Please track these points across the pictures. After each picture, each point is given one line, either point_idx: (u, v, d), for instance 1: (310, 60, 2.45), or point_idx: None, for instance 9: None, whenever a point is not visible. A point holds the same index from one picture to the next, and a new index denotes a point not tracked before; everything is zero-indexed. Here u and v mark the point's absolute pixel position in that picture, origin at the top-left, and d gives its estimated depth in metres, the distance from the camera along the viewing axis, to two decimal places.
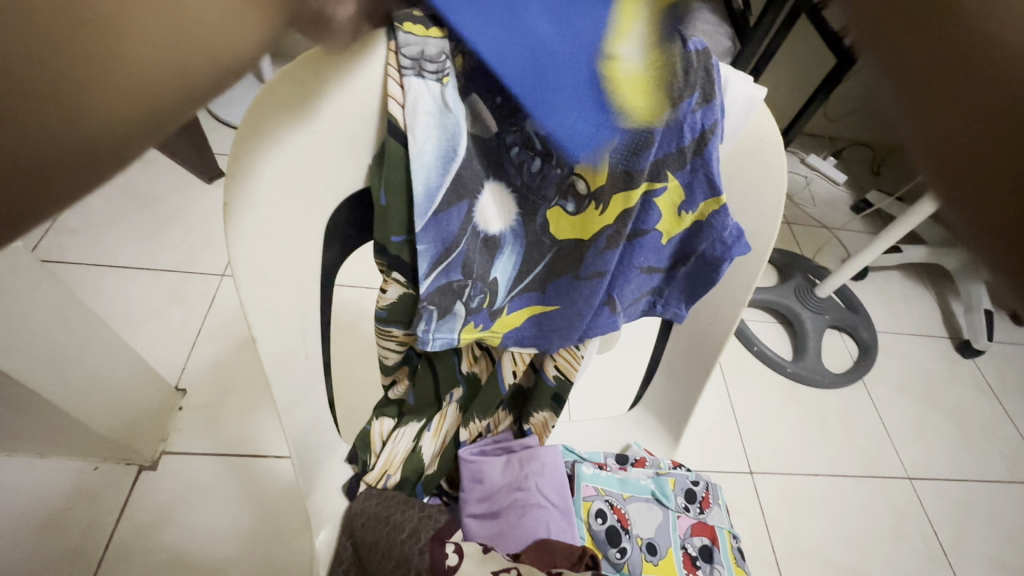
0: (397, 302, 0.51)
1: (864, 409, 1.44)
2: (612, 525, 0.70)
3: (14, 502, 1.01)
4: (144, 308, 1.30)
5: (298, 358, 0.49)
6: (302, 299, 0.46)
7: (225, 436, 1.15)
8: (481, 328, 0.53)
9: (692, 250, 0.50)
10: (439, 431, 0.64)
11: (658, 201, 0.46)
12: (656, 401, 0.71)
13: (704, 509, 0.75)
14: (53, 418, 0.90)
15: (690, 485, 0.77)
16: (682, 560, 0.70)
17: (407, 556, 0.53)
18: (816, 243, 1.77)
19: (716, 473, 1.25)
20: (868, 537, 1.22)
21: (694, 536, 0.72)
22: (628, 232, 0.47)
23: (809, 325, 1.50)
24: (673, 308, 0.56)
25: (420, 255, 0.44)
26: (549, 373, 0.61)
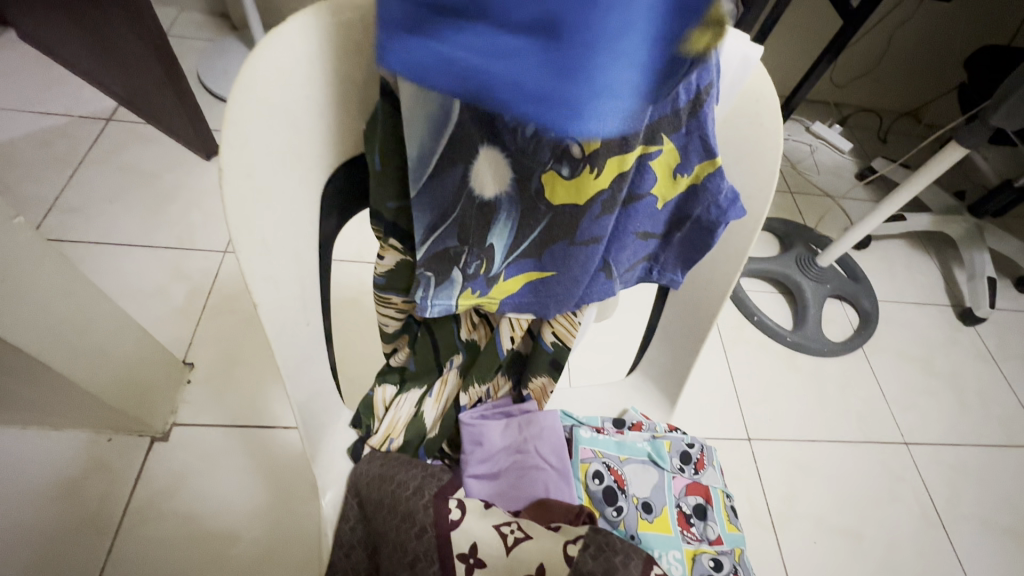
0: (395, 269, 0.52)
1: (862, 375, 1.46)
2: (609, 487, 0.72)
3: (32, 473, 1.05)
4: (149, 284, 1.31)
5: (300, 325, 0.50)
6: (302, 264, 0.47)
7: (233, 408, 1.18)
8: (478, 295, 0.54)
9: (687, 216, 0.50)
10: (440, 397, 0.66)
11: (653, 163, 0.45)
12: (653, 367, 0.73)
13: (698, 470, 0.78)
14: (65, 390, 0.92)
15: (685, 447, 0.79)
16: (676, 518, 0.72)
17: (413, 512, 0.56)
18: (819, 212, 1.76)
19: (715, 439, 1.28)
20: (862, 499, 1.25)
21: (687, 496, 0.75)
22: (623, 198, 0.48)
23: (809, 294, 1.50)
24: (669, 273, 0.57)
25: (415, 221, 0.46)
26: (547, 339, 0.62)
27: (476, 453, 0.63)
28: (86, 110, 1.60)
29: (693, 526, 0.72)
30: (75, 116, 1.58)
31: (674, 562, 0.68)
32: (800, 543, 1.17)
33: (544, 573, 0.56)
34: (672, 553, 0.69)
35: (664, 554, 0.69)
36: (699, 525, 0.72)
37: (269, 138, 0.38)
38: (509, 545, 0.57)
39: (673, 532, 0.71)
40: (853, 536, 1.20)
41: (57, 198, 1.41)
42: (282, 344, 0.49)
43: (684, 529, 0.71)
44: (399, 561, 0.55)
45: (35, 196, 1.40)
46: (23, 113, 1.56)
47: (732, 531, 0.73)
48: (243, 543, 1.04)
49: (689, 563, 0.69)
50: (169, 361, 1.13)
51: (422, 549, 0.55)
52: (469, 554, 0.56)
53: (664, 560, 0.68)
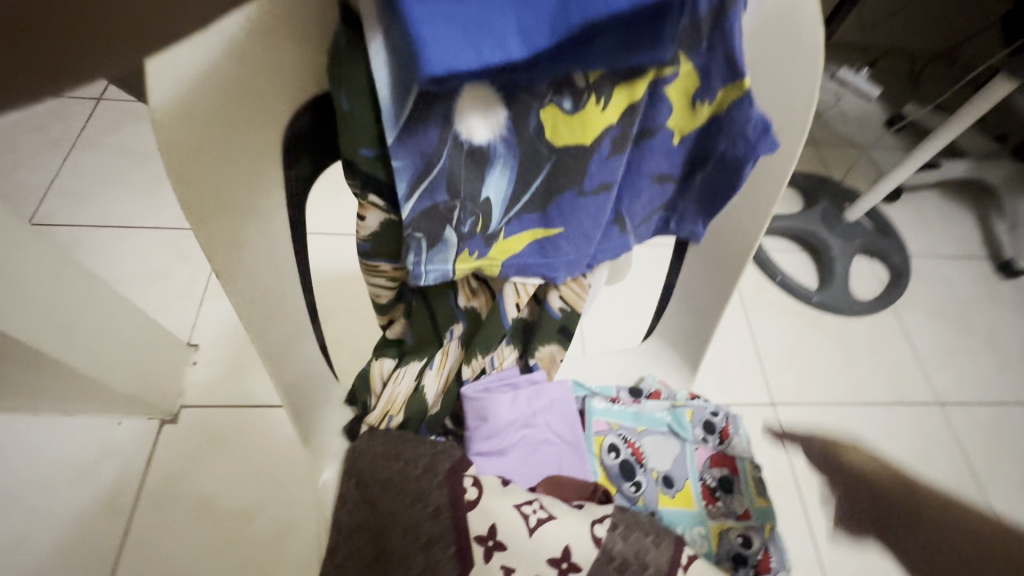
0: (381, 232, 0.45)
1: (893, 335, 1.38)
2: (626, 462, 0.68)
3: (47, 459, 1.04)
4: (149, 266, 1.28)
5: (278, 293, 0.45)
6: (271, 228, 0.41)
7: (241, 387, 1.16)
8: (477, 257, 0.47)
9: (709, 152, 0.43)
10: (442, 369, 0.60)
11: (669, 90, 0.39)
12: (673, 331, 0.66)
13: (724, 440, 0.73)
14: (67, 376, 0.90)
15: (709, 416, 0.74)
16: (700, 493, 0.68)
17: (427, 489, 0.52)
18: (846, 164, 1.64)
19: (736, 406, 1.22)
20: (893, 463, 1.20)
21: (713, 470, 0.70)
22: (636, 133, 0.41)
23: (837, 251, 1.41)
24: (688, 225, 0.50)
25: (396, 172, 0.38)
26: (554, 305, 0.56)
27: (485, 426, 0.58)
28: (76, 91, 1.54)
29: (718, 501, 0.68)
30: None
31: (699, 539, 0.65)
32: (828, 510, 1.13)
33: (569, 556, 0.51)
34: (696, 529, 0.66)
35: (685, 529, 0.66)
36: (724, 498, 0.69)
37: (210, 74, 0.31)
38: (532, 526, 0.52)
39: (696, 507, 0.67)
40: (884, 501, 1.15)
41: (53, 183, 1.37)
42: (259, 315, 0.44)
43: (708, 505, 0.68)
44: (410, 545, 0.50)
45: (31, 182, 1.37)
46: None
47: (762, 503, 0.69)
48: (257, 522, 1.03)
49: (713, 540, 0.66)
50: (173, 344, 1.11)
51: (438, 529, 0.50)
52: (489, 536, 0.51)
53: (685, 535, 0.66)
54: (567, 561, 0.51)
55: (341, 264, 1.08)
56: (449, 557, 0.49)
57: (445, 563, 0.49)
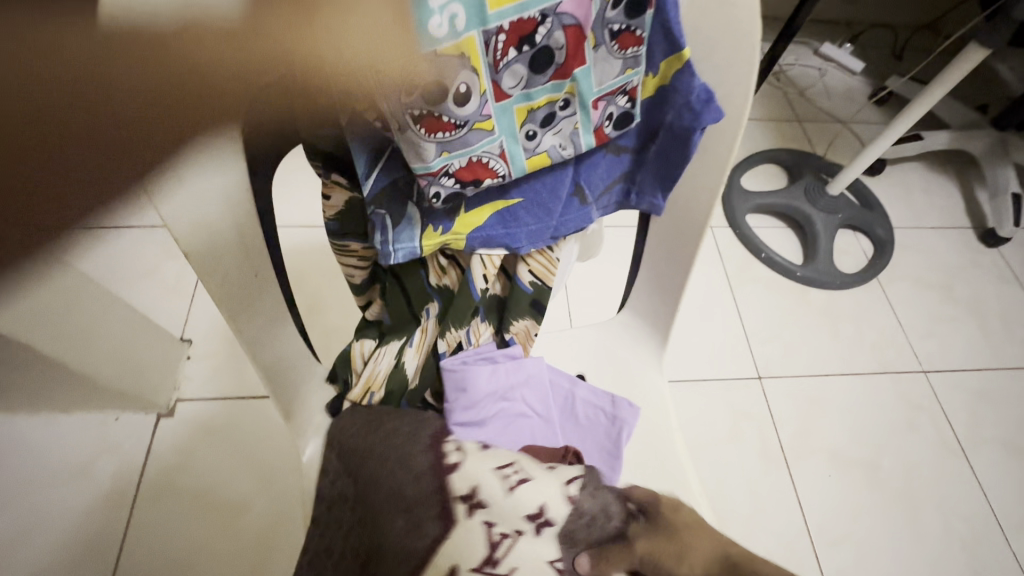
0: (348, 211, 0.46)
1: (878, 307, 1.40)
2: (624, 107, 0.42)
3: (34, 460, 0.99)
4: (140, 265, 1.23)
5: (245, 266, 0.45)
6: (238, 210, 0.42)
7: (237, 379, 1.12)
8: (442, 232, 0.46)
9: (659, 123, 0.45)
10: (421, 345, 0.60)
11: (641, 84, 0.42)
12: (642, 304, 0.67)
13: (446, 141, 0.38)
14: (58, 373, 0.88)
15: (483, 172, 0.41)
16: (497, 147, 0.40)
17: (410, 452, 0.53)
18: (828, 139, 1.66)
19: (723, 380, 1.25)
20: (877, 429, 1.23)
21: (451, 171, 0.40)
22: (617, 119, 0.43)
23: (820, 226, 1.43)
24: (648, 197, 0.50)
25: (354, 151, 0.40)
26: (524, 279, 0.58)
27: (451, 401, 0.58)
28: None
29: (374, 94, 0.34)
30: None
31: None
32: (813, 478, 1.16)
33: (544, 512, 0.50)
34: (436, 26, 0.31)
35: None
36: (425, 100, 0.35)
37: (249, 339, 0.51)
38: (512, 484, 0.51)
39: (514, 106, 0.39)
40: (869, 466, 1.18)
41: None
42: (234, 283, 0.45)
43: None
44: (391, 507, 0.49)
45: None
46: None
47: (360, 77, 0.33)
48: (254, 511, 1.01)
49: None
50: (165, 338, 1.07)
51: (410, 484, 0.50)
52: (469, 496, 0.50)
53: None
54: (542, 516, 0.50)
55: (317, 251, 1.03)
56: (432, 519, 0.48)
57: (429, 526, 0.48)
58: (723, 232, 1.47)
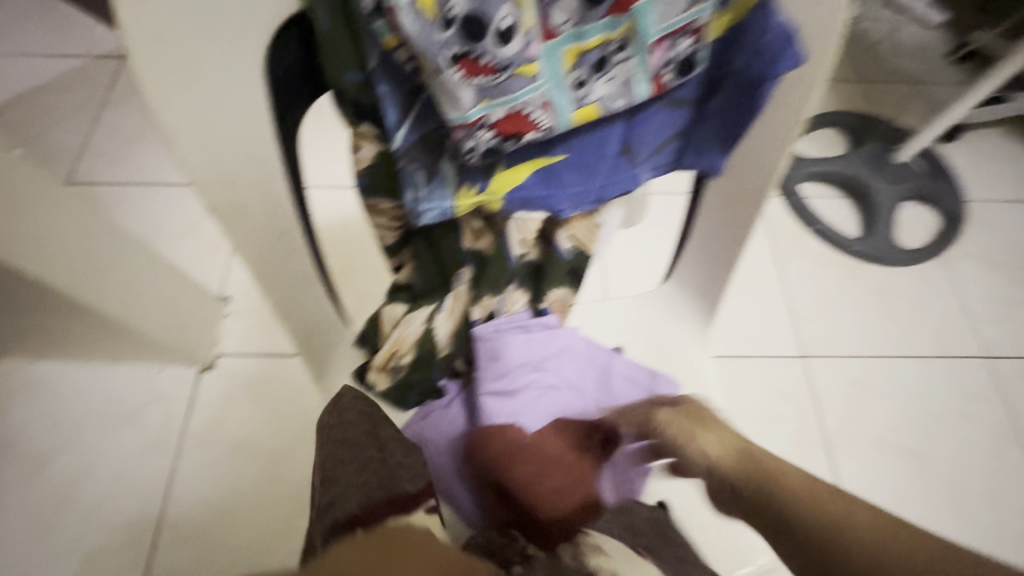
0: (378, 167, 0.43)
1: (941, 286, 1.30)
2: (689, 51, 0.37)
3: (84, 407, 1.03)
4: (179, 223, 1.24)
5: (274, 227, 0.44)
6: (262, 161, 0.39)
7: (271, 337, 1.12)
8: (478, 192, 0.43)
9: (727, 70, 0.39)
10: (452, 312, 0.57)
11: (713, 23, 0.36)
12: (691, 275, 0.62)
13: (483, 86, 0.34)
14: (102, 324, 0.89)
15: (524, 125, 0.38)
16: (542, 95, 0.36)
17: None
18: (897, 101, 1.51)
19: (764, 359, 1.19)
20: (930, 417, 1.15)
21: (489, 122, 0.37)
22: (679, 65, 0.38)
23: (883, 197, 1.32)
24: (705, 157, 0.45)
25: (383, 99, 0.36)
26: (564, 246, 0.55)
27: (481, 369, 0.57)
28: (99, 49, 1.47)
29: (406, 27, 0.31)
30: (92, 57, 1.46)
31: None
32: (855, 464, 1.10)
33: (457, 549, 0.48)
34: None
35: None
36: (460, 38, 0.31)
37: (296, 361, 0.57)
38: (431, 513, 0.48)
39: (563, 46, 0.34)
40: (918, 455, 1.12)
41: (86, 142, 1.33)
42: (264, 245, 0.44)
43: None
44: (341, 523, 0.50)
45: (63, 142, 1.33)
46: (32, 54, 1.45)
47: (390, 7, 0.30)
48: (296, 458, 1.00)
49: None
50: (204, 295, 1.08)
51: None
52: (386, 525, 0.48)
53: None
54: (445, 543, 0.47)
55: (348, 212, 1.01)
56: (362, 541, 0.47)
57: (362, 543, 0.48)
58: (773, 202, 1.38)
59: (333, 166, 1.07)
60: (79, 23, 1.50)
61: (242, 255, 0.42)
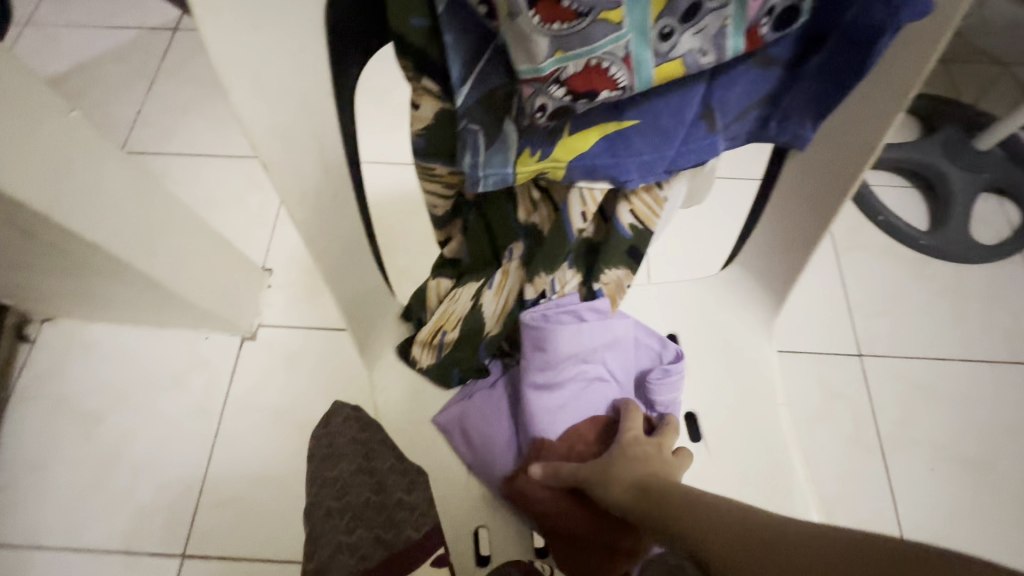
0: (436, 128, 0.41)
1: (1018, 287, 1.19)
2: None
3: (134, 369, 1.06)
4: (225, 194, 1.26)
5: (327, 188, 0.42)
6: (318, 118, 0.38)
7: (311, 310, 1.12)
8: (540, 158, 0.39)
9: (833, 24, 0.35)
10: (500, 290, 0.56)
11: None
12: (758, 257, 0.58)
13: (559, 34, 0.31)
14: (152, 290, 0.91)
15: (599, 82, 0.34)
16: (622, 48, 0.32)
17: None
18: (980, 83, 1.38)
19: (816, 356, 1.13)
20: (999, 428, 1.07)
21: (562, 77, 0.33)
22: (780, 15, 0.33)
23: (958, 187, 1.22)
24: (793, 127, 0.41)
25: (449, 49, 0.34)
26: (623, 222, 0.50)
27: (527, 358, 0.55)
28: (153, 21, 1.49)
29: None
30: (146, 28, 1.48)
31: None
32: (911, 472, 1.03)
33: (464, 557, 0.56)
34: None
35: None
36: None
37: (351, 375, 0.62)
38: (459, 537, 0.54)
39: None
40: (983, 466, 1.04)
41: (139, 113, 1.36)
42: (317, 207, 0.43)
43: None
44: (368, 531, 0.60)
45: (118, 112, 1.36)
46: (91, 26, 1.48)
47: None
48: None
49: None
50: (248, 266, 1.09)
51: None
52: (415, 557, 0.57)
53: None
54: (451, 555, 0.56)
55: (391, 187, 1.00)
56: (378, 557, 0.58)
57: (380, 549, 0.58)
58: None
59: (376, 139, 1.05)
60: None
61: (295, 216, 0.41)
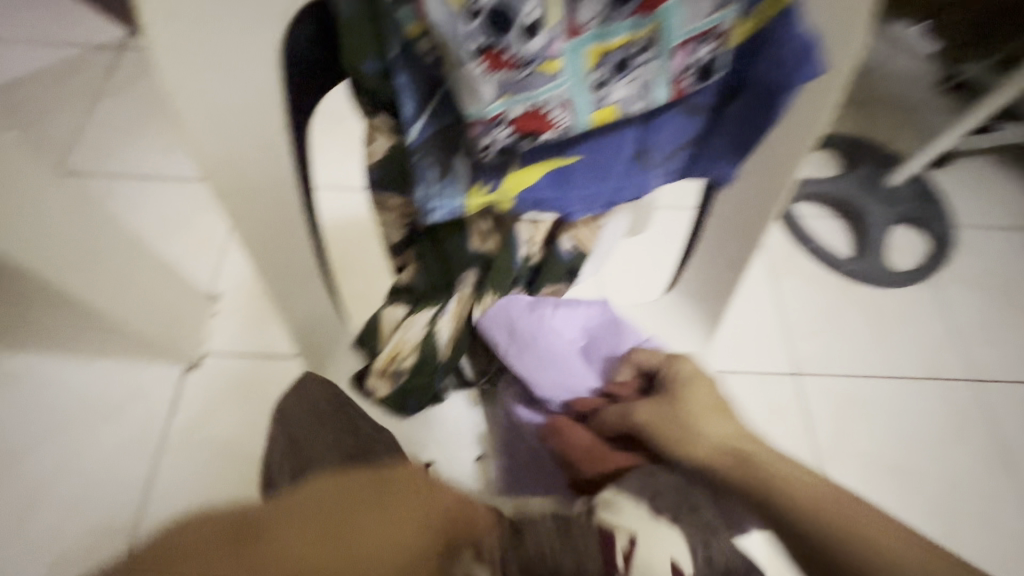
0: (389, 159, 0.42)
1: (930, 309, 1.31)
2: (710, 56, 0.37)
3: (62, 403, 0.99)
4: (172, 217, 1.22)
5: (281, 218, 0.43)
6: (270, 150, 0.39)
7: (262, 337, 1.09)
8: (490, 191, 0.42)
9: (746, 79, 0.39)
10: (454, 316, 0.58)
11: (737, 30, 0.36)
12: (695, 284, 0.63)
13: (504, 78, 0.33)
14: (88, 317, 0.86)
15: (542, 123, 0.37)
16: (562, 95, 0.36)
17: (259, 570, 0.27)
18: (890, 126, 1.54)
19: (757, 375, 1.19)
20: (919, 439, 1.16)
21: (507, 118, 0.36)
22: (699, 70, 0.37)
23: (876, 218, 1.34)
24: (717, 166, 0.45)
25: (400, 90, 0.35)
26: (565, 247, 0.55)
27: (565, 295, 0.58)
28: (99, 40, 1.45)
29: (431, 15, 0.31)
30: (90, 47, 1.43)
31: None
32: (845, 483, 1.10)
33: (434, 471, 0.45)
34: None
35: None
36: (486, 30, 0.31)
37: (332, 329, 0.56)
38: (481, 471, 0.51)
39: (587, 43, 0.34)
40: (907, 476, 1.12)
41: (79, 133, 1.30)
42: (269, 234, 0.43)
43: None
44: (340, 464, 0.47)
45: (56, 131, 1.30)
46: (29, 42, 1.42)
47: None
48: None
49: None
50: (194, 291, 1.05)
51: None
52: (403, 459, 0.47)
53: None
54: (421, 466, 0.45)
55: (346, 212, 1.00)
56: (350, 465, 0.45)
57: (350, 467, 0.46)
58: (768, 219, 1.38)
59: (331, 165, 1.05)
60: (79, 13, 1.48)
61: None
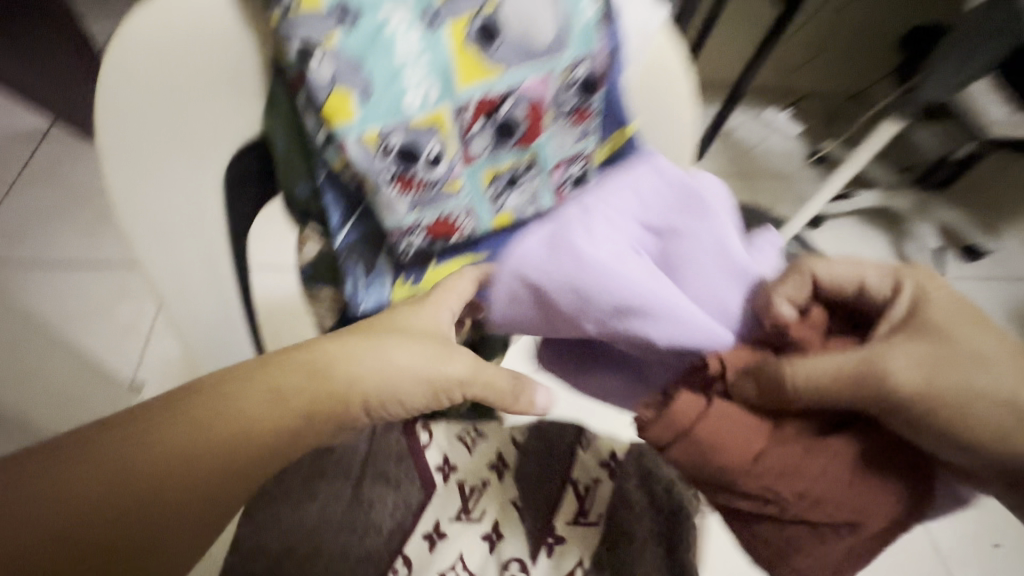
0: (322, 259, 0.49)
1: None
2: (580, 172, 0.47)
3: None
4: (92, 306, 1.18)
5: (221, 315, 0.48)
6: (211, 258, 0.44)
7: None
8: (413, 282, 0.48)
9: None
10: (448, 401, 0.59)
11: (597, 154, 0.47)
12: None
13: (416, 196, 0.41)
14: None
15: (452, 227, 0.45)
16: (464, 206, 0.44)
17: (184, 416, 0.37)
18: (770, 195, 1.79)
19: None
20: None
21: (423, 226, 0.43)
22: (574, 183, 0.47)
23: None
24: None
25: (328, 207, 0.42)
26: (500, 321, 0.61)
27: (616, 211, 0.44)
28: None
29: (352, 157, 0.37)
30: None
31: (377, 91, 0.36)
32: None
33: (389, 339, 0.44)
34: (410, 101, 0.37)
35: (374, 44, 0.35)
36: (398, 163, 0.39)
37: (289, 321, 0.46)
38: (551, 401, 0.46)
39: (481, 168, 0.43)
40: None
41: None
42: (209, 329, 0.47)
43: (338, 134, 0.36)
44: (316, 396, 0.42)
45: None
46: None
47: (338, 133, 0.36)
48: None
49: (358, 54, 0.35)
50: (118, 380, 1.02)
51: (256, 410, 0.38)
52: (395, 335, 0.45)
53: (372, 48, 0.35)
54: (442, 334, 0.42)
55: (280, 293, 1.02)
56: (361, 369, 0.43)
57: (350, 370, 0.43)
58: None
59: None
60: None
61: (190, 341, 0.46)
